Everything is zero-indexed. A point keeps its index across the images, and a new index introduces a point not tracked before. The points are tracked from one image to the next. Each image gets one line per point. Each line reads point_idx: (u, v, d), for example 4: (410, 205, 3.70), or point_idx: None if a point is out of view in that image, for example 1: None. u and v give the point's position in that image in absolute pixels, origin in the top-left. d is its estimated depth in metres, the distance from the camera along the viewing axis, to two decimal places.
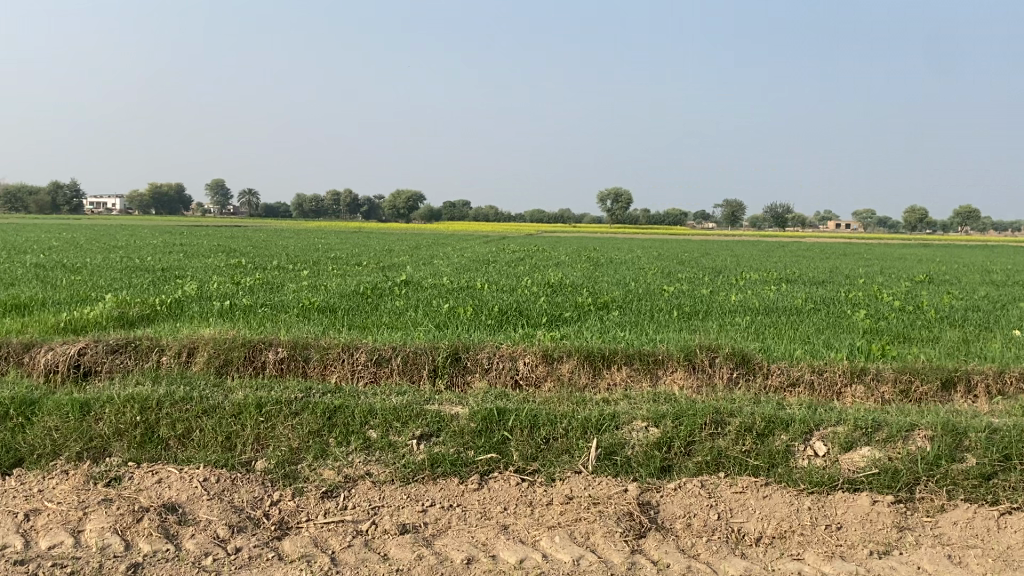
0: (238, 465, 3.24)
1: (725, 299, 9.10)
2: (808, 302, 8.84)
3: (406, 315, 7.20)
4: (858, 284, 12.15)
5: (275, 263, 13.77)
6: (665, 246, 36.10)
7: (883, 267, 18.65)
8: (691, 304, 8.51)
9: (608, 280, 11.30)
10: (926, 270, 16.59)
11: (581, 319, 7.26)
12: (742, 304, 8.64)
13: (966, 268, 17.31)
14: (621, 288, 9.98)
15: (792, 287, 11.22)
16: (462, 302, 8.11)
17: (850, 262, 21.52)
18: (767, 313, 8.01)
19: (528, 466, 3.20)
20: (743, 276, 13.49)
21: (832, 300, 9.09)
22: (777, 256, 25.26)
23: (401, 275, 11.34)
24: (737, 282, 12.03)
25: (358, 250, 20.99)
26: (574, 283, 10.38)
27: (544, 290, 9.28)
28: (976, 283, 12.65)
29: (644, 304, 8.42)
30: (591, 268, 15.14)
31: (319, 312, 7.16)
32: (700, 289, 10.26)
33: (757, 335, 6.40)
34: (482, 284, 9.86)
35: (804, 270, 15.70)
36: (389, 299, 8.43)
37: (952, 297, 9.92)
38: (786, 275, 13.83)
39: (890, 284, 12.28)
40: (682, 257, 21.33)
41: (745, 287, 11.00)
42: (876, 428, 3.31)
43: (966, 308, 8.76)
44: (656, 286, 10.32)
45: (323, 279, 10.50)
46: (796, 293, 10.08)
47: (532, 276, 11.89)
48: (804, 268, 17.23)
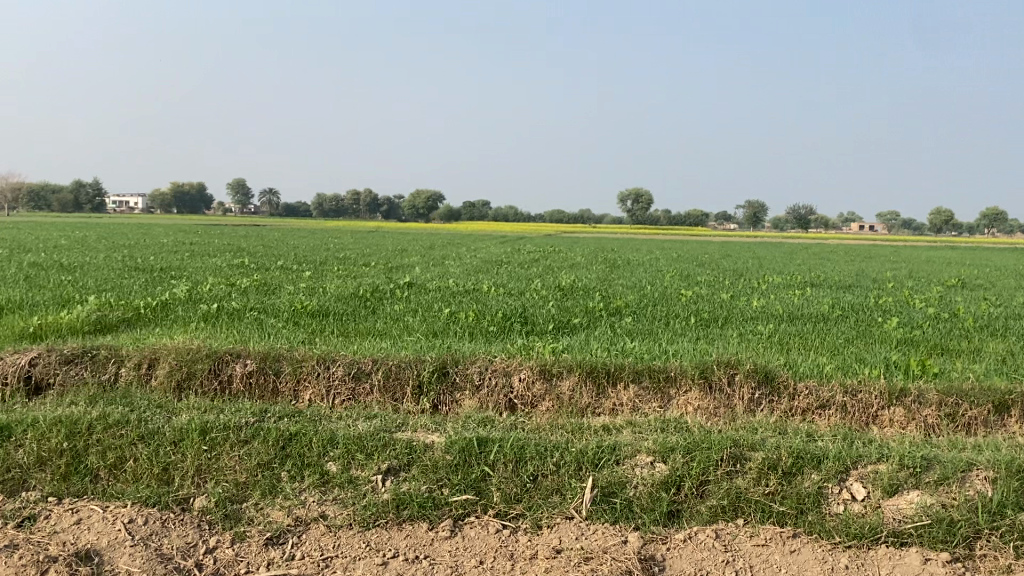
0: (172, 505, 2.77)
1: (745, 305, 8.57)
2: (835, 309, 8.28)
3: (402, 321, 6.72)
4: (886, 288, 11.57)
5: (281, 264, 13.36)
6: (684, 247, 35.47)
7: (909, 270, 17.97)
8: (708, 310, 7.97)
9: (622, 283, 10.77)
10: (955, 274, 15.94)
11: (590, 327, 6.76)
12: (763, 310, 8.10)
13: (999, 272, 16.63)
14: (636, 292, 9.47)
15: (816, 292, 10.65)
16: (464, 306, 7.62)
17: (875, 265, 20.84)
18: (791, 321, 7.47)
19: (510, 509, 2.70)
20: (766, 279, 12.94)
21: (861, 307, 8.51)
22: (799, 258, 24.61)
23: (406, 276, 10.89)
24: (758, 286, 11.47)
25: (371, 250, 20.59)
26: (585, 287, 9.88)
27: (553, 294, 8.77)
28: (1012, 288, 12.02)
29: (660, 309, 7.91)
30: (608, 269, 14.64)
31: (310, 317, 6.70)
32: (719, 293, 9.73)
33: (780, 346, 5.87)
34: (489, 287, 9.38)
35: (829, 274, 15.10)
36: (389, 303, 7.97)
37: (989, 303, 9.31)
38: (808, 279, 13.25)
39: (921, 289, 11.68)
40: (701, 259, 20.76)
41: (767, 292, 10.45)
42: (926, 466, 2.78)
43: (1005, 315, 8.17)
44: (672, 290, 9.80)
45: (323, 281, 10.06)
46: (821, 298, 9.53)
47: (542, 278, 11.42)
48: (829, 271, 16.62)
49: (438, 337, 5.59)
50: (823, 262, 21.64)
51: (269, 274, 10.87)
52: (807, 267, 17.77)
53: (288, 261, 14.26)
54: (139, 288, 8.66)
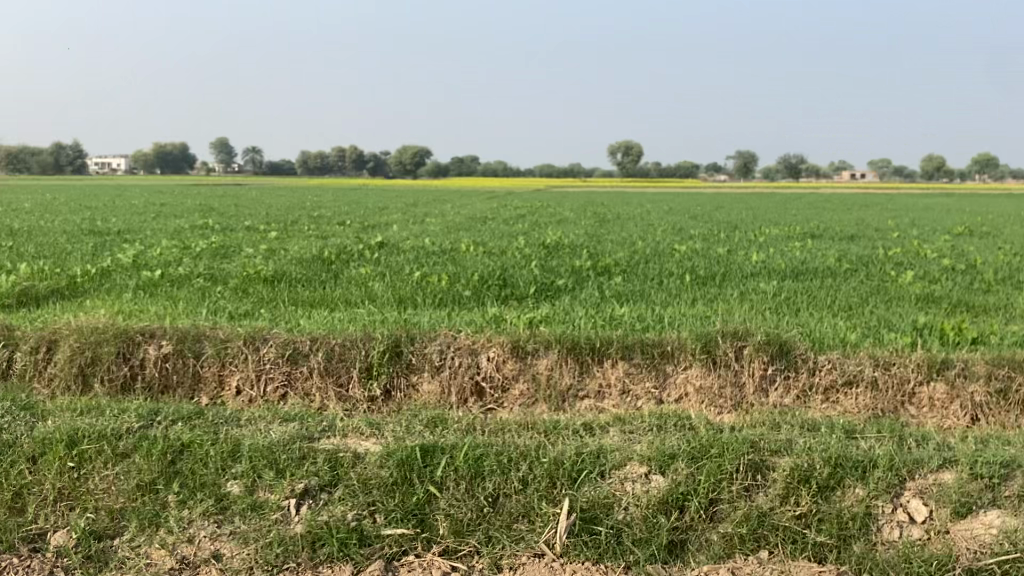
0: (18, 544, 2.08)
1: (744, 260, 7.91)
2: (841, 262, 7.62)
3: (367, 288, 6.04)
4: (889, 238, 10.93)
5: (251, 226, 12.60)
6: (674, 199, 34.75)
7: (909, 218, 17.34)
8: (704, 266, 7.32)
9: (610, 239, 10.09)
10: (956, 222, 15.34)
11: (575, 289, 6.11)
12: (765, 266, 7.46)
13: (1003, 219, 16.01)
14: (625, 247, 8.81)
15: (817, 244, 10.01)
16: (437, 268, 6.93)
17: (872, 213, 20.22)
18: (795, 277, 6.82)
19: (461, 544, 2.04)
20: (763, 231, 12.28)
21: (869, 259, 7.86)
22: (792, 208, 23.97)
23: (378, 235, 10.18)
24: (755, 238, 10.83)
25: (349, 208, 19.83)
26: (572, 243, 9.19)
27: (535, 252, 8.09)
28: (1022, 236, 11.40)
29: (652, 267, 7.24)
30: (597, 224, 13.95)
31: (263, 285, 6.01)
32: (714, 247, 9.07)
33: (788, 309, 5.22)
34: (468, 246, 8.70)
35: (828, 224, 14.45)
36: (356, 265, 7.28)
37: (1005, 252, 8.69)
38: (807, 230, 12.62)
39: (928, 238, 11.05)
40: (691, 211, 20.09)
41: (766, 245, 9.79)
42: (1005, 476, 2.13)
43: None
44: (665, 245, 9.13)
45: (289, 242, 9.35)
46: (823, 250, 8.88)
47: (526, 236, 10.73)
48: (828, 221, 15.97)
49: (402, 308, 4.93)
50: (817, 211, 21.02)
51: (234, 237, 10.15)
52: (802, 218, 17.13)
53: (260, 222, 13.50)
54: (83, 253, 7.93)
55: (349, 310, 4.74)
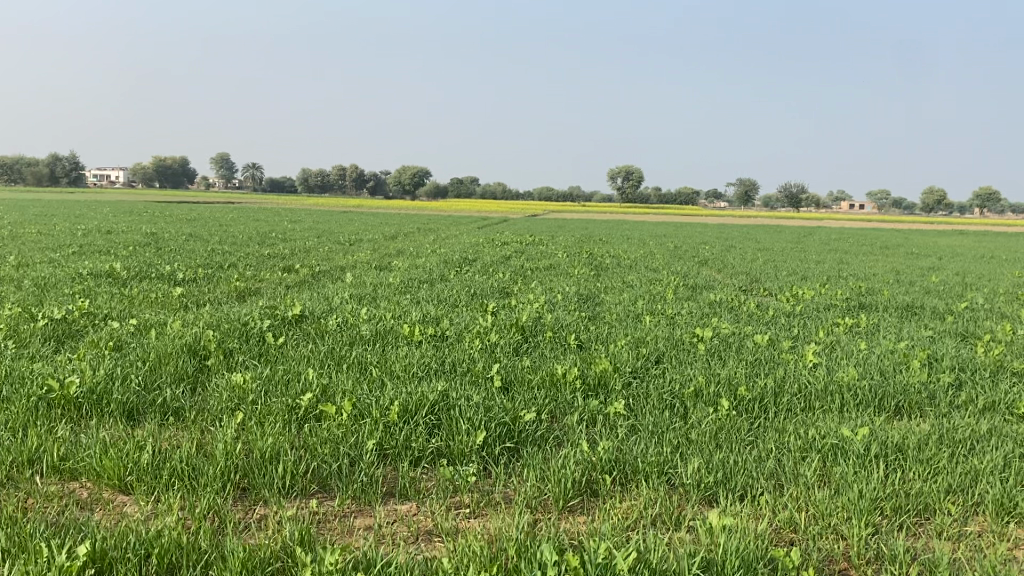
0: None
1: (795, 359, 5.66)
2: (936, 371, 5.36)
3: (214, 430, 3.75)
4: (957, 311, 8.73)
5: (170, 271, 10.34)
6: (680, 233, 32.56)
7: (951, 271, 15.09)
8: (744, 377, 5.05)
9: (610, 309, 7.84)
10: (1014, 281, 13.15)
11: (548, 439, 3.83)
12: (830, 375, 5.21)
13: None
14: (629, 330, 6.55)
15: (875, 323, 7.76)
16: (351, 377, 4.62)
17: (905, 261, 18.05)
18: (883, 408, 4.58)
19: None
20: (796, 294, 10.06)
21: (969, 363, 5.63)
22: (812, 249, 21.87)
23: (306, 297, 7.87)
24: (789, 308, 8.61)
25: (314, 241, 17.53)
26: (558, 318, 6.93)
27: (503, 339, 5.78)
28: None
29: (667, 377, 4.97)
30: (593, 276, 11.69)
31: (44, 427, 3.69)
32: (746, 330, 6.82)
33: (923, 540, 2.94)
34: (414, 322, 6.41)
35: (866, 281, 12.29)
36: (237, 364, 4.99)
37: None
38: (849, 292, 10.42)
39: (1009, 312, 8.82)
40: (699, 254, 17.97)
41: (809, 322, 7.58)
42: None
43: None
44: (682, 327, 6.82)
45: (182, 310, 7.04)
46: (893, 341, 6.62)
47: (500, 298, 8.48)
48: (863, 274, 13.79)
49: (217, 542, 2.65)
50: (837, 257, 18.83)
51: (120, 294, 7.85)
52: (827, 268, 14.97)
53: (187, 264, 11.21)
54: None
55: (106, 561, 2.44)
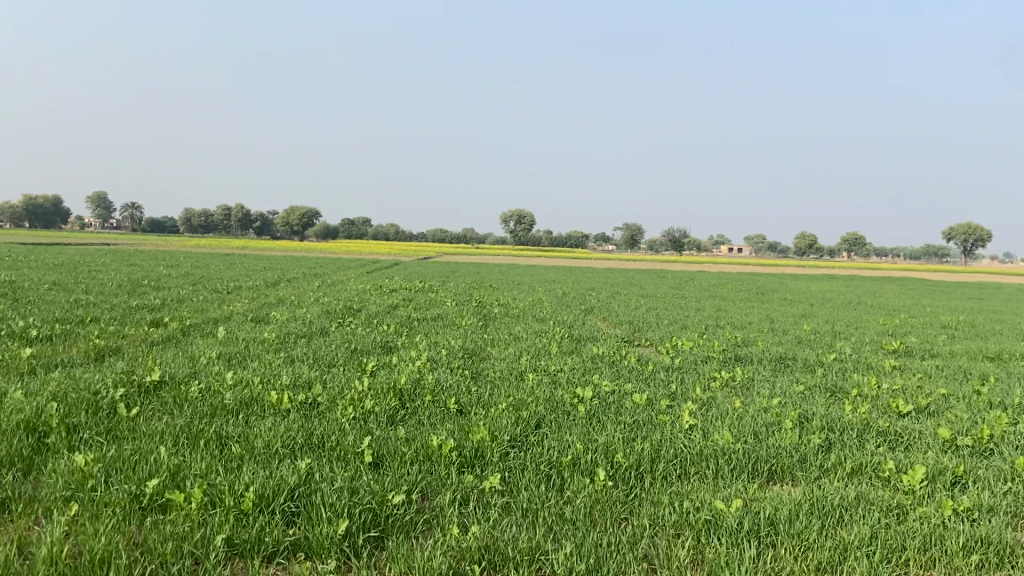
0: None
1: (675, 421, 5.62)
2: (807, 432, 5.41)
3: (44, 529, 3.36)
4: (829, 363, 9.00)
5: (24, 327, 9.61)
6: (567, 278, 32.97)
7: (822, 318, 15.72)
8: (622, 443, 4.96)
9: (493, 367, 7.68)
10: (880, 329, 13.77)
11: (416, 526, 3.61)
12: (706, 438, 5.18)
13: (924, 328, 14.58)
14: (511, 391, 6.39)
15: (751, 377, 7.88)
16: (207, 456, 4.28)
17: (781, 308, 18.73)
18: (758, 475, 4.56)
19: None
20: (678, 346, 10.19)
21: (839, 422, 5.72)
22: (694, 296, 22.47)
23: (170, 358, 7.39)
24: (669, 362, 8.67)
25: (191, 291, 16.80)
26: (438, 379, 6.71)
27: (378, 406, 5.53)
28: (972, 362, 9.72)
29: (545, 446, 4.83)
30: (479, 328, 11.55)
31: None
32: (627, 389, 6.77)
33: None
34: (285, 386, 6.07)
35: (745, 331, 12.61)
36: (82, 444, 4.56)
37: (985, 403, 6.78)
38: (727, 343, 10.62)
39: (876, 364, 9.15)
40: (586, 302, 18.15)
41: (688, 378, 7.63)
42: None
43: None
44: (563, 386, 6.72)
45: (30, 375, 6.47)
46: (768, 397, 6.71)
47: (380, 356, 8.20)
48: (742, 323, 14.17)
49: None
50: (717, 304, 19.36)
51: None
52: (708, 316, 15.34)
53: (45, 319, 10.47)
54: None
55: None
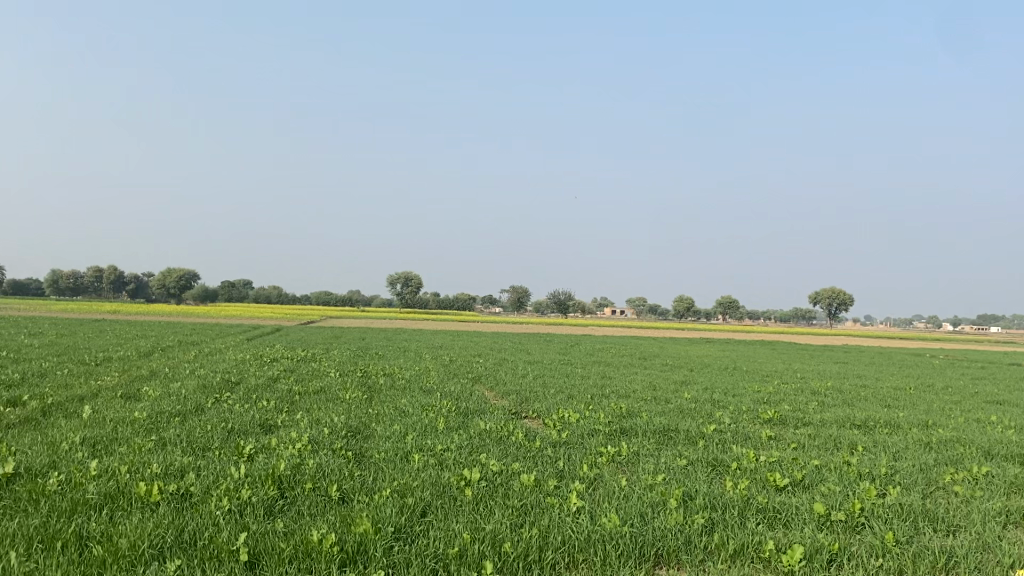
0: None
1: (561, 504, 5.58)
2: (690, 512, 5.47)
3: None
4: (709, 435, 9.20)
5: None
6: (455, 344, 32.88)
7: (701, 385, 16.18)
8: (510, 530, 4.88)
9: (377, 447, 7.48)
10: (756, 396, 14.26)
11: None
12: (593, 522, 5.16)
13: (796, 394, 15.21)
14: (395, 474, 6.22)
15: (635, 451, 7.96)
16: (62, 562, 3.95)
17: (663, 374, 19.18)
18: (644, 561, 4.56)
19: None
20: (564, 418, 10.22)
21: (720, 500, 5.82)
22: (580, 363, 22.78)
23: (25, 445, 6.86)
24: (555, 436, 8.67)
25: (54, 362, 15.79)
26: (319, 463, 6.48)
27: (254, 497, 5.27)
28: (841, 430, 10.15)
29: (430, 537, 4.69)
30: (363, 402, 11.28)
31: None
32: (515, 468, 6.71)
33: None
34: (154, 476, 5.72)
35: (629, 400, 12.81)
36: None
37: (855, 474, 7.06)
38: (611, 414, 10.74)
39: (753, 434, 9.42)
40: (473, 370, 18.09)
41: (574, 453, 7.63)
42: None
43: (901, 508, 5.85)
44: (450, 467, 6.59)
45: None
46: (652, 473, 6.78)
47: (258, 437, 7.86)
48: (625, 391, 14.41)
49: None
50: (602, 371, 19.67)
51: None
52: (593, 385, 15.53)
53: None
54: None
55: None
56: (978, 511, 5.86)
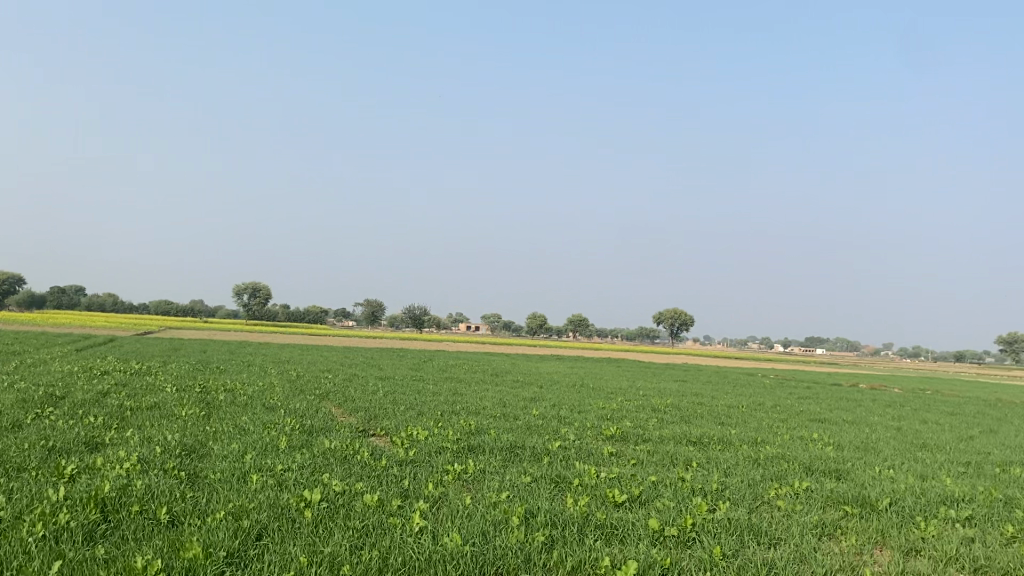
0: None
1: (404, 524, 5.53)
2: (532, 530, 5.55)
3: None
4: (553, 451, 9.37)
5: None
6: (303, 358, 32.07)
7: (548, 402, 16.49)
8: (350, 552, 4.78)
9: (214, 467, 7.16)
10: (600, 413, 14.67)
11: None
12: (435, 541, 5.14)
13: (638, 411, 15.76)
14: (231, 496, 5.97)
15: (481, 469, 8.00)
16: None
17: (513, 391, 19.42)
18: None
19: None
20: (411, 435, 10.14)
21: (561, 517, 5.93)
22: (431, 379, 22.73)
23: None
24: (402, 453, 8.58)
25: None
26: (148, 484, 6.13)
27: (73, 522, 4.92)
28: (677, 446, 10.58)
29: (264, 562, 4.53)
30: (201, 418, 10.78)
31: None
32: (358, 487, 6.59)
33: None
34: None
35: (478, 417, 12.87)
36: None
37: (688, 489, 7.37)
38: (459, 431, 10.76)
39: (596, 451, 9.67)
40: (321, 385, 17.70)
41: (420, 472, 7.59)
42: None
43: (729, 522, 6.15)
44: (290, 488, 6.40)
45: None
46: (496, 491, 6.83)
47: (82, 456, 7.35)
48: (475, 408, 14.47)
49: None
50: (454, 387, 19.69)
51: None
52: (442, 401, 15.51)
53: None
54: None
55: None
56: (797, 524, 6.25)
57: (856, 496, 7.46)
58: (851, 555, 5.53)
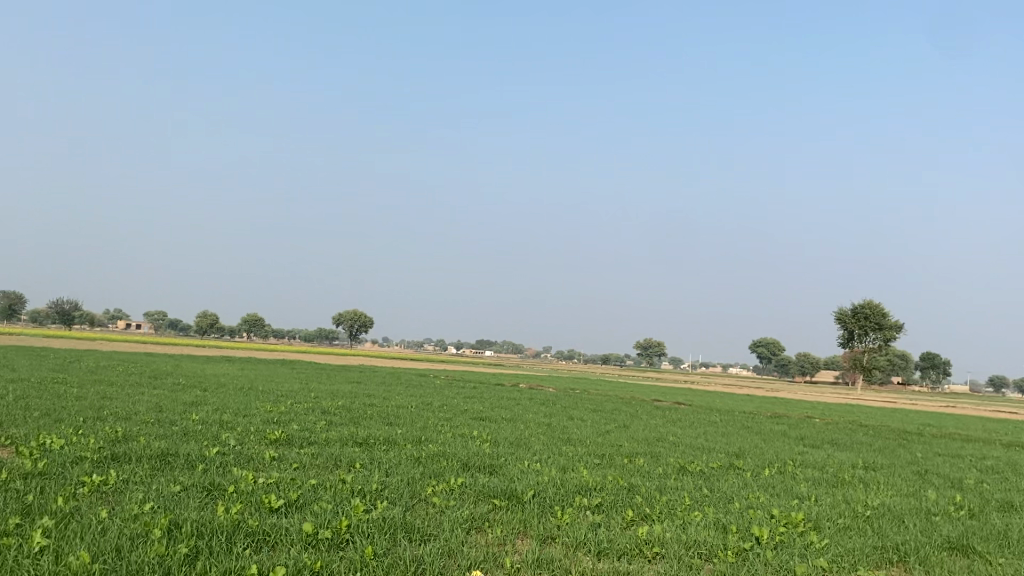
0: None
1: (21, 544, 4.91)
2: (175, 542, 5.21)
3: None
4: (210, 457, 8.90)
5: None
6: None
7: (211, 406, 15.64)
8: None
9: None
10: (266, 416, 14.21)
11: None
12: (58, 562, 4.62)
13: (307, 414, 15.50)
14: None
15: (125, 479, 7.36)
16: None
17: (173, 394, 18.16)
18: None
19: None
20: (43, 444, 9.06)
21: (209, 526, 5.64)
22: (77, 381, 20.53)
23: None
24: (29, 465, 7.63)
25: None
26: None
27: None
28: (343, 449, 10.56)
29: None
30: None
31: None
32: None
33: None
34: None
35: (127, 423, 11.85)
36: None
37: (348, 491, 7.39)
38: (102, 439, 9.81)
39: (257, 456, 9.35)
40: None
41: (50, 485, 6.80)
42: None
43: (385, 522, 6.26)
44: None
45: None
46: (138, 502, 6.32)
47: None
48: (126, 413, 13.31)
49: None
50: (104, 390, 17.96)
51: None
52: (87, 406, 14.06)
53: None
54: None
55: None
56: (448, 520, 6.52)
57: (504, 490, 7.98)
58: (493, 546, 5.88)
